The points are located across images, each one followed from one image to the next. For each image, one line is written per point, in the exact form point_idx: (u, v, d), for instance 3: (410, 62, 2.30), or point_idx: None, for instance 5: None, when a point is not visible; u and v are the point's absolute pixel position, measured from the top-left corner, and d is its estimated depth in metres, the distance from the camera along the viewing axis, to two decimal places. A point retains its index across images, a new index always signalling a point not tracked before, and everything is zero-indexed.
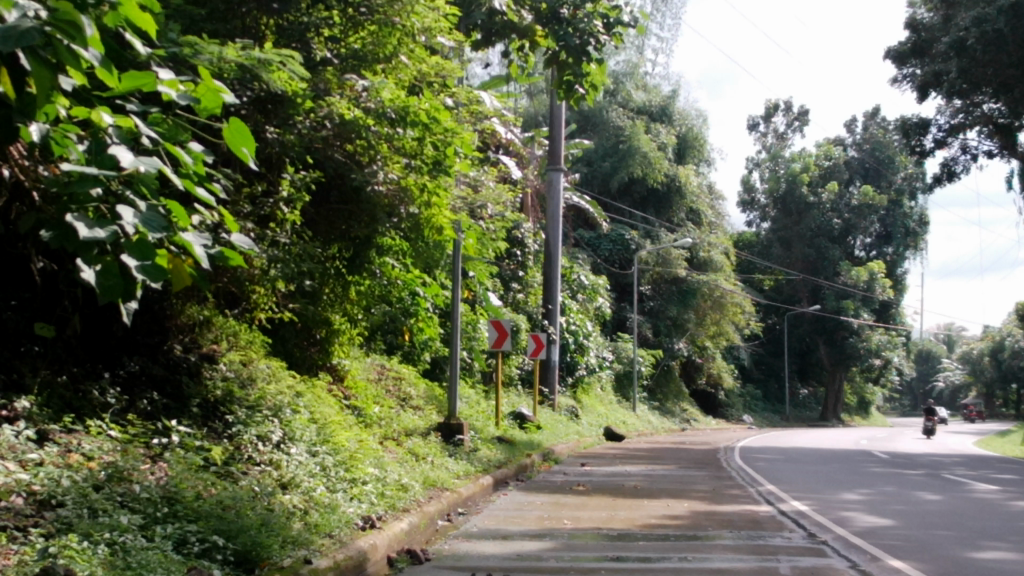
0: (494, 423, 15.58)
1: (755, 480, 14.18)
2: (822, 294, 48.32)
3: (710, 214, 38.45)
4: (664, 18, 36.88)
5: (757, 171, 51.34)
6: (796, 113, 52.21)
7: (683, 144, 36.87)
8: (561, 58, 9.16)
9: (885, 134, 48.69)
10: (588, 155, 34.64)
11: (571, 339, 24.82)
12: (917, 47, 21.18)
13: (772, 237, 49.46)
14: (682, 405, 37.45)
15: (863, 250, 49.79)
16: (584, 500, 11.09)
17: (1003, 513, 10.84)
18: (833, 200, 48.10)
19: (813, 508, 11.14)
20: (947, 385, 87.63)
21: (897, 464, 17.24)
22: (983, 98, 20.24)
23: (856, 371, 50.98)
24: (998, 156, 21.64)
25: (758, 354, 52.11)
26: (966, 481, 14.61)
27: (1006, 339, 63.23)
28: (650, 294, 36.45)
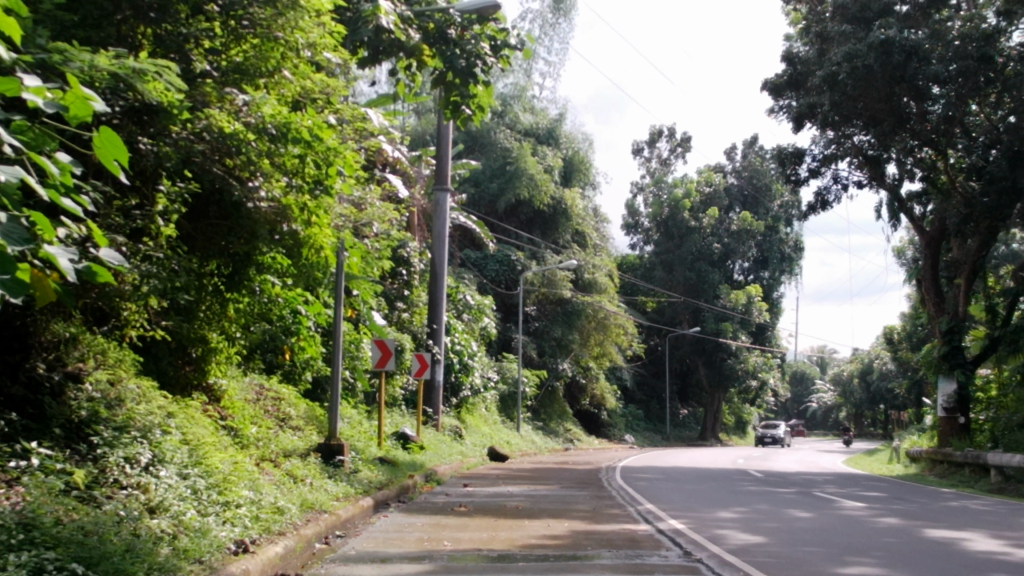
0: (376, 443, 15.43)
1: (634, 499, 14.39)
2: (702, 316, 49.49)
3: (595, 236, 39.07)
4: (552, 43, 37.43)
5: (641, 195, 52.46)
6: (679, 140, 53.57)
7: (570, 167, 37.39)
8: (447, 78, 9.23)
9: (762, 162, 50.52)
10: (476, 176, 34.81)
11: (455, 359, 24.81)
12: (793, 79, 22.09)
13: (655, 260, 50.50)
14: (566, 425, 37.72)
15: (741, 274, 51.35)
16: (465, 521, 11.06)
17: (868, 529, 11.26)
18: (713, 225, 49.49)
19: (689, 526, 11.36)
20: (820, 406, 90.67)
21: (772, 483, 17.72)
22: (853, 130, 21.08)
23: (734, 392, 52.34)
24: (867, 187, 22.62)
25: (640, 374, 52.97)
26: (835, 498, 15.14)
27: (873, 362, 65.89)
28: (535, 314, 36.75)
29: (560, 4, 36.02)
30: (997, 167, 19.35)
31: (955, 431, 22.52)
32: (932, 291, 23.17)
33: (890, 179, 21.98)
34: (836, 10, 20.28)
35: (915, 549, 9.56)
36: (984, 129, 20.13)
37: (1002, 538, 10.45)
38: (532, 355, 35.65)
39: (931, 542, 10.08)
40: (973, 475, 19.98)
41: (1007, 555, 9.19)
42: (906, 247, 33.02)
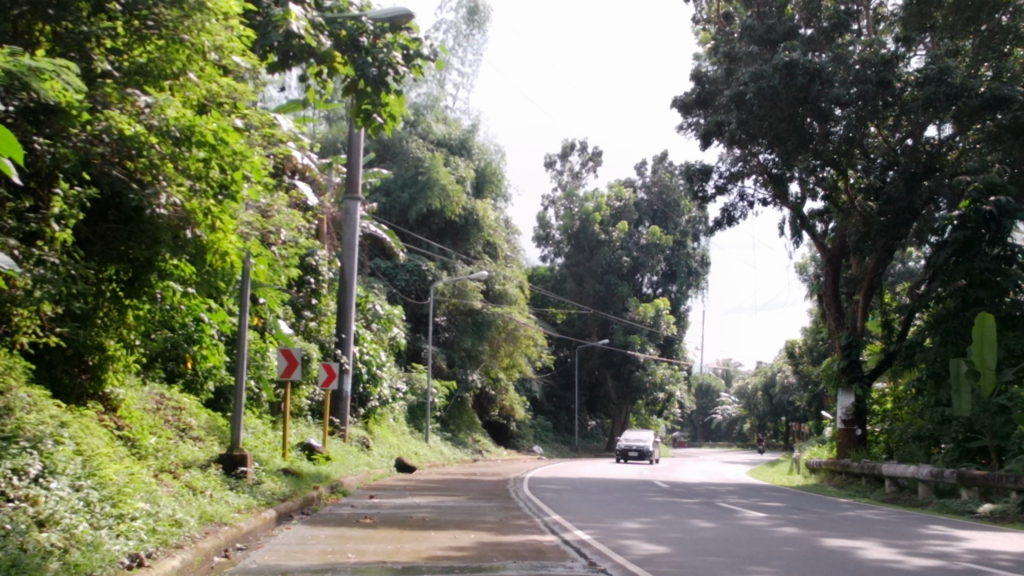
0: (281, 454, 15.19)
1: (540, 509, 14.45)
2: (611, 329, 50.06)
3: (506, 247, 39.29)
4: (466, 54, 37.52)
5: (552, 208, 52.93)
6: (590, 154, 54.17)
7: (482, 178, 37.47)
8: (359, 86, 9.14)
9: (671, 177, 51.64)
10: (387, 186, 34.69)
11: (364, 369, 24.60)
12: (701, 98, 22.56)
13: (566, 273, 50.90)
14: (475, 436, 37.67)
15: (650, 287, 52.19)
16: (370, 533, 10.97)
17: (767, 539, 11.53)
18: (623, 238, 50.22)
19: (594, 537, 11.47)
20: (725, 418, 92.45)
21: (676, 493, 17.96)
22: (759, 148, 21.59)
23: (641, 403, 53.12)
24: (772, 204, 23.19)
25: (549, 386, 53.28)
26: (737, 508, 15.46)
27: (776, 375, 67.60)
28: (445, 325, 36.76)
29: (474, 15, 36.16)
30: (895, 189, 20.18)
31: (852, 442, 23.11)
32: (832, 306, 23.90)
33: (794, 198, 22.61)
34: (743, 31, 20.90)
35: (813, 558, 9.79)
36: (883, 151, 20.88)
37: (895, 547, 10.79)
38: (442, 366, 35.58)
39: (828, 552, 10.33)
40: (869, 485, 20.57)
41: (898, 563, 9.48)
42: (808, 263, 33.98)
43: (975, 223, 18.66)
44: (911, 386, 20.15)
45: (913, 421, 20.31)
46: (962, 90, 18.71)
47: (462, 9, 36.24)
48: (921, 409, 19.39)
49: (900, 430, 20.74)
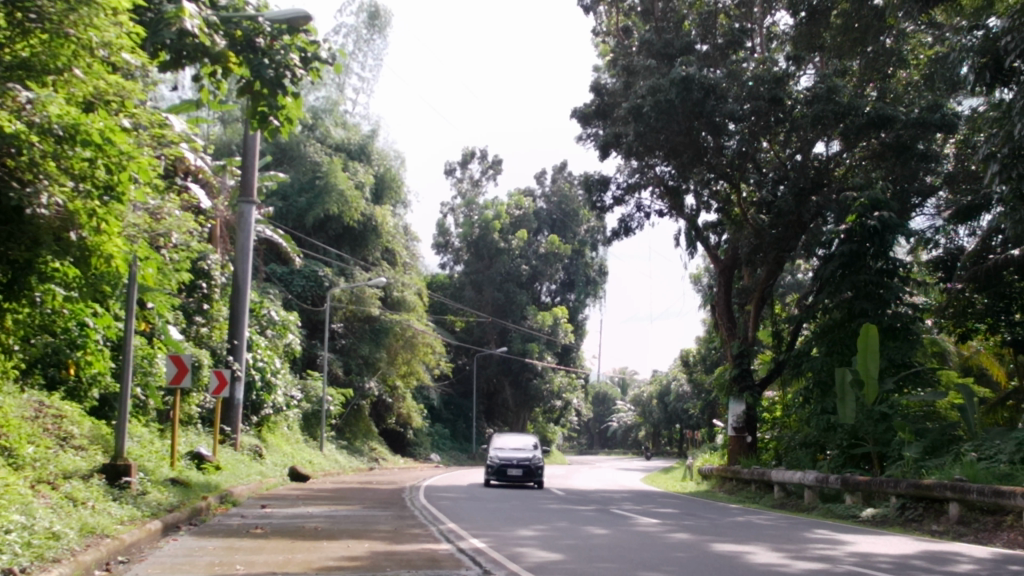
0: (169, 463, 14.77)
1: (436, 518, 14.38)
2: (509, 337, 50.21)
3: (405, 254, 39.17)
4: (366, 58, 36.94)
5: (452, 216, 52.99)
6: (490, 163, 54.36)
7: (381, 184, 37.20)
8: (255, 88, 8.93)
9: (570, 188, 52.76)
10: (284, 190, 34.17)
11: (257, 376, 24.10)
12: (600, 109, 22.87)
13: (465, 280, 50.84)
14: (370, 444, 37.31)
15: (548, 296, 52.68)
16: (260, 544, 10.74)
17: (660, 544, 11.70)
18: (521, 247, 50.53)
19: (489, 545, 11.46)
20: (621, 427, 93.64)
21: (571, 500, 18.10)
22: (656, 161, 21.95)
23: (538, 411, 53.50)
24: (668, 216, 23.65)
25: (447, 394, 53.05)
26: (631, 515, 15.65)
27: (670, 384, 68.96)
28: (341, 332, 36.33)
29: (374, 20, 35.96)
30: (785, 204, 20.69)
31: (743, 449, 23.60)
32: (725, 316, 24.48)
33: (689, 210, 23.09)
34: (642, 45, 21.27)
35: (703, 563, 9.97)
36: (775, 165, 21.53)
37: (781, 551, 11.09)
38: (338, 373, 35.09)
39: (718, 556, 10.54)
40: (759, 491, 21.08)
41: (785, 566, 9.71)
42: (702, 274, 34.80)
43: (860, 237, 19.32)
44: (799, 395, 20.67)
45: (800, 428, 20.89)
46: (849, 109, 19.42)
47: (363, 13, 35.98)
48: (808, 417, 20.00)
49: (789, 437, 21.22)
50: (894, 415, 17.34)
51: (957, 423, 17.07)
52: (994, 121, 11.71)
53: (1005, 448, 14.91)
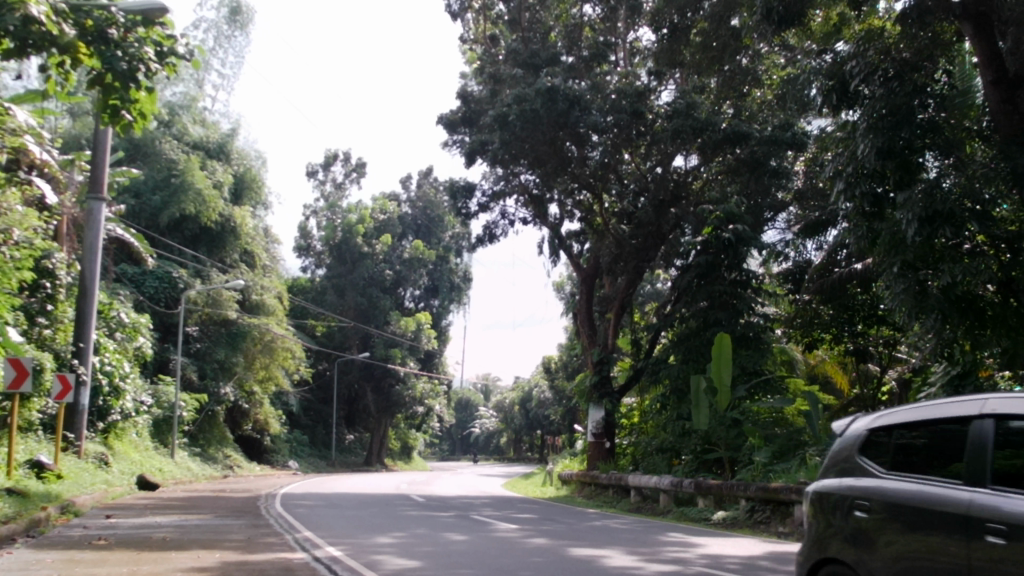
0: (4, 472, 13.99)
1: (291, 527, 14.11)
2: (371, 342, 49.63)
3: (265, 256, 38.48)
4: (226, 55, 36.25)
5: (314, 219, 52.24)
6: (354, 165, 53.84)
7: (240, 185, 36.38)
8: (105, 79, 8.60)
9: (435, 193, 53.16)
10: (137, 187, 32.93)
11: (104, 381, 23.11)
12: (466, 116, 22.94)
13: (326, 284, 49.93)
14: (225, 451, 36.22)
15: (412, 301, 52.61)
16: (103, 556, 10.28)
17: (518, 550, 11.75)
18: (385, 252, 50.11)
19: (345, 553, 11.31)
20: (482, 433, 93.98)
21: (431, 507, 18.14)
22: (520, 169, 22.09)
23: (400, 417, 53.19)
24: (532, 223, 23.90)
25: (306, 400, 52.06)
26: (490, 521, 15.64)
27: (532, 391, 69.94)
28: (196, 335, 35.12)
29: (235, 16, 35.01)
30: (646, 215, 21.63)
31: (601, 454, 24.07)
32: (586, 323, 24.79)
33: (552, 218, 23.39)
34: (509, 54, 21.41)
35: (560, 567, 10.08)
36: (635, 177, 22.15)
37: (636, 554, 11.31)
38: (191, 378, 33.80)
39: (574, 561, 10.68)
40: (616, 496, 21.46)
41: (639, 570, 9.93)
42: (565, 282, 35.41)
43: (715, 249, 19.91)
44: (656, 401, 21.23)
45: (657, 433, 21.49)
46: (706, 124, 20.13)
47: (224, 8, 35.03)
48: (664, 422, 20.67)
49: (645, 442, 21.88)
50: (745, 421, 17.91)
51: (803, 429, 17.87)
52: (840, 140, 12.31)
53: None
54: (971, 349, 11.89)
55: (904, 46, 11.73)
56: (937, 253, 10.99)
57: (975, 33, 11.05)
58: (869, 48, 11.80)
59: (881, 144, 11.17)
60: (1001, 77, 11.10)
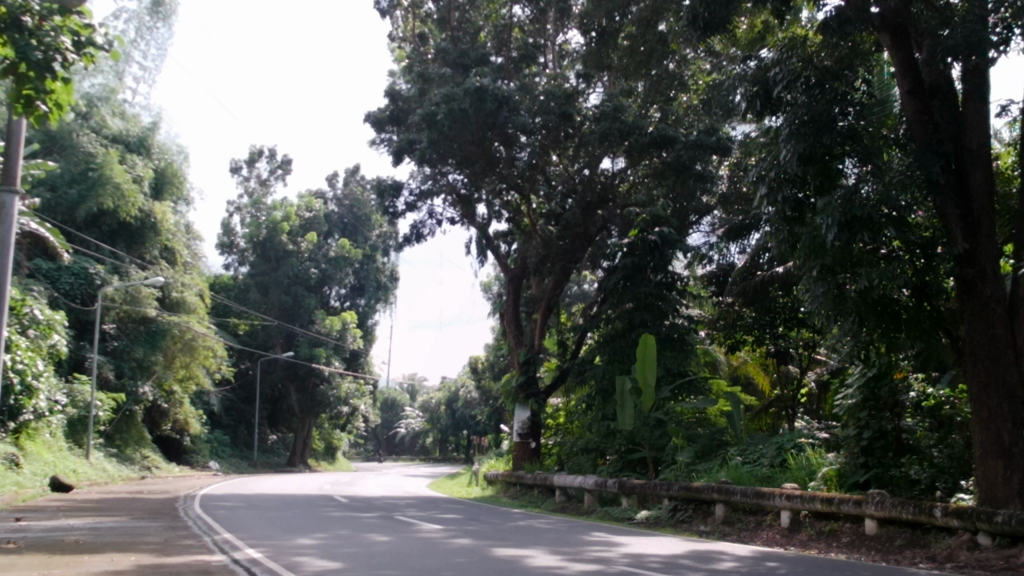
0: None
1: (210, 528, 13.86)
2: (295, 341, 49.01)
3: (186, 253, 37.79)
4: (148, 48, 35.49)
5: (238, 216, 51.42)
6: (279, 162, 53.15)
7: (161, 179, 35.77)
8: (20, 69, 8.25)
9: (362, 191, 52.99)
10: (52, 180, 32.01)
11: (16, 380, 22.41)
12: (395, 115, 22.83)
13: (249, 282, 49.29)
14: (143, 451, 35.44)
15: (338, 300, 52.32)
16: (13, 560, 9.98)
17: (441, 550, 11.73)
18: (310, 250, 49.53)
19: (265, 554, 11.16)
20: (408, 433, 93.62)
21: (354, 507, 17.99)
22: (449, 169, 22.02)
23: (324, 417, 52.73)
24: (459, 223, 23.87)
25: (228, 399, 51.20)
26: (414, 522, 15.58)
27: (458, 391, 69.93)
28: (113, 333, 34.28)
29: (158, 7, 34.33)
30: (573, 216, 21.75)
31: (527, 455, 24.08)
32: (513, 323, 24.81)
33: (480, 218, 23.38)
34: (438, 53, 21.36)
35: (483, 567, 10.08)
36: (563, 179, 22.33)
37: (559, 554, 11.37)
38: (108, 377, 32.91)
39: (497, 561, 10.68)
40: (541, 496, 21.49)
41: (561, 569, 9.97)
42: (493, 282, 35.46)
43: (641, 251, 20.14)
44: (581, 401, 21.30)
45: (582, 434, 21.62)
46: (633, 128, 20.29)
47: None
48: (589, 422, 20.83)
49: (570, 442, 21.99)
50: (669, 421, 18.08)
51: (725, 429, 18.07)
52: (763, 146, 12.52)
53: (767, 452, 15.93)
54: (887, 351, 12.22)
55: (826, 55, 12.04)
56: (856, 257, 11.19)
57: (893, 43, 11.31)
58: (792, 56, 12.11)
59: (803, 149, 11.40)
60: (917, 86, 11.41)
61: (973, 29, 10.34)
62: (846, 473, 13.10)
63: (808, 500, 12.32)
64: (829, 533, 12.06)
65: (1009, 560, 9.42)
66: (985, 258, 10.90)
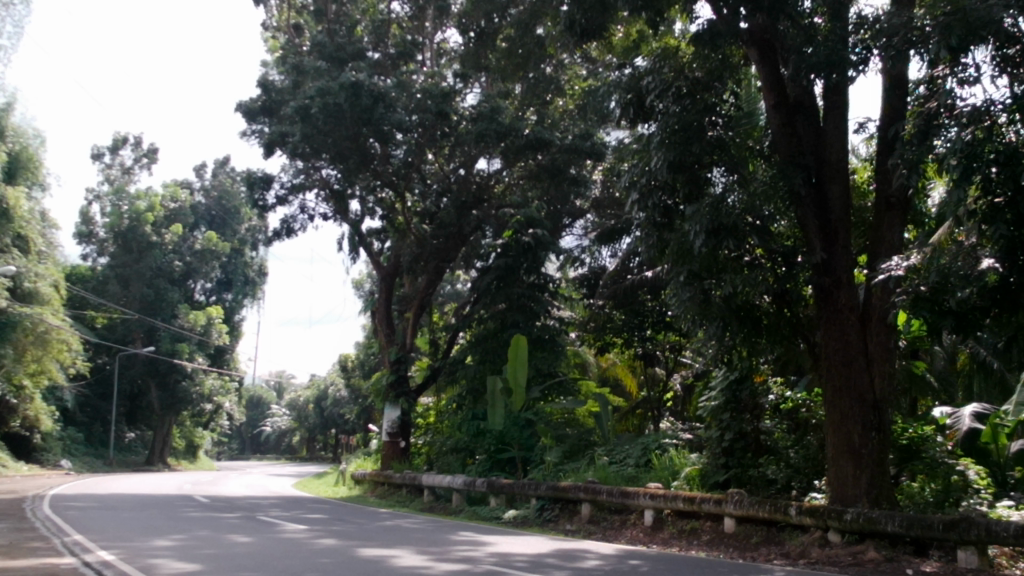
0: None
1: (60, 530, 13.23)
2: (156, 337, 47.05)
3: (41, 241, 36.10)
4: (4, 25, 33.72)
5: (99, 204, 49.31)
6: (145, 150, 51.33)
7: (15, 163, 34.27)
8: None
9: (231, 183, 51.88)
10: None
11: None
12: (267, 106, 22.34)
13: (109, 274, 46.79)
14: None
15: (203, 294, 51.18)
16: None
17: (304, 551, 11.53)
18: (175, 242, 47.96)
19: (119, 557, 10.71)
20: (274, 432, 91.83)
21: (215, 507, 17.49)
22: (321, 163, 21.67)
23: (185, 415, 51.28)
24: (331, 219, 23.50)
25: (83, 395, 49.15)
26: (278, 522, 15.26)
27: (327, 389, 69.04)
28: None
29: None
30: (448, 216, 21.73)
31: (396, 454, 23.85)
32: (384, 322, 24.51)
33: (353, 214, 23.07)
34: (313, 45, 20.93)
35: (347, 568, 9.93)
36: (437, 178, 22.25)
37: (425, 554, 11.32)
38: None
39: (362, 562, 10.55)
40: (408, 496, 21.36)
41: (427, 569, 9.89)
42: (365, 280, 35.09)
43: (515, 253, 20.33)
44: (452, 401, 21.26)
45: (452, 433, 21.59)
46: (510, 130, 20.40)
47: None
48: (459, 422, 20.79)
49: (440, 442, 21.90)
50: (536, 422, 18.24)
51: (592, 429, 18.30)
52: (635, 153, 12.74)
53: (632, 452, 16.27)
54: (747, 355, 12.59)
55: (697, 66, 12.30)
56: (720, 263, 11.49)
57: (760, 58, 11.78)
58: (664, 66, 12.33)
59: (673, 157, 11.69)
60: (782, 100, 11.85)
61: (834, 48, 10.81)
62: (708, 472, 13.61)
63: (671, 499, 12.60)
64: (689, 531, 12.36)
65: (856, 556, 9.83)
66: (840, 267, 11.38)
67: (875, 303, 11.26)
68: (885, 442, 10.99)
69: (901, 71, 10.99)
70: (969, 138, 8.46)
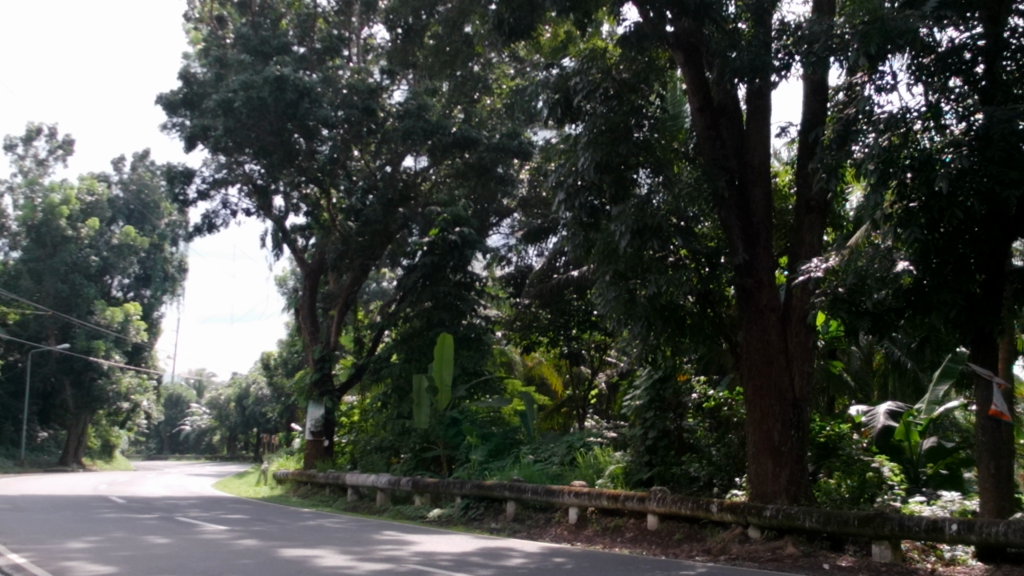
0: None
1: None
2: (71, 333, 45.94)
3: None
4: None
5: (10, 196, 47.76)
6: (60, 141, 49.86)
7: None
8: None
9: (151, 176, 50.74)
10: None
11: None
12: (188, 98, 21.88)
13: (20, 268, 44.84)
14: None
15: (120, 290, 50.01)
16: None
17: (225, 552, 11.33)
18: (91, 236, 46.68)
19: (30, 560, 10.38)
20: (193, 431, 90.11)
21: (131, 508, 17.08)
22: (245, 158, 21.34)
23: (101, 413, 50.03)
24: (255, 215, 23.09)
25: None
26: (196, 523, 14.96)
27: (249, 388, 68.01)
28: None
29: None
30: (374, 213, 21.35)
31: (319, 453, 23.62)
32: (308, 319, 24.22)
33: (277, 210, 22.73)
34: (237, 38, 20.59)
35: (269, 569, 9.78)
36: (363, 175, 22.06)
37: (348, 553, 11.22)
38: None
39: (284, 562, 10.41)
40: (332, 495, 21.15)
41: (349, 569, 9.80)
42: (288, 277, 34.66)
43: (441, 251, 20.27)
44: (377, 399, 21.09)
45: (376, 432, 21.43)
46: (437, 128, 20.41)
47: None
48: (384, 420, 20.62)
49: (364, 441, 21.75)
50: (461, 420, 18.22)
51: (517, 428, 18.33)
52: (562, 153, 12.77)
53: (557, 451, 16.35)
54: (671, 354, 12.74)
55: (623, 67, 12.35)
56: (645, 263, 11.58)
57: (686, 61, 11.80)
58: (592, 67, 12.37)
59: (600, 157, 11.75)
60: (706, 104, 12.00)
61: (757, 53, 11.02)
62: (632, 470, 13.74)
63: (595, 497, 12.68)
64: (614, 528, 12.48)
65: (774, 551, 10.03)
66: (761, 268, 11.58)
67: (795, 303, 11.52)
68: (803, 440, 11.23)
69: (821, 77, 11.23)
70: (886, 144, 8.69)
